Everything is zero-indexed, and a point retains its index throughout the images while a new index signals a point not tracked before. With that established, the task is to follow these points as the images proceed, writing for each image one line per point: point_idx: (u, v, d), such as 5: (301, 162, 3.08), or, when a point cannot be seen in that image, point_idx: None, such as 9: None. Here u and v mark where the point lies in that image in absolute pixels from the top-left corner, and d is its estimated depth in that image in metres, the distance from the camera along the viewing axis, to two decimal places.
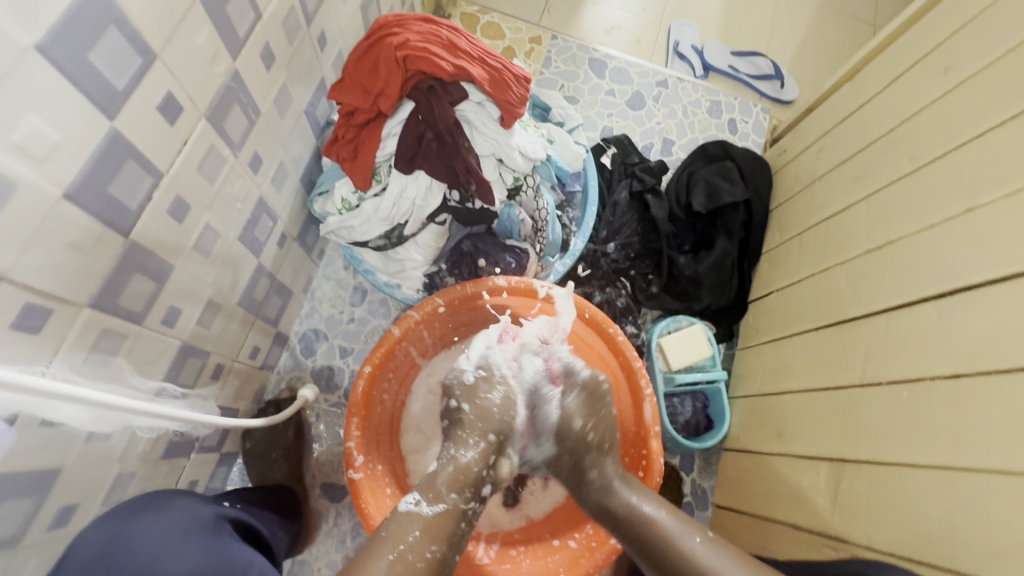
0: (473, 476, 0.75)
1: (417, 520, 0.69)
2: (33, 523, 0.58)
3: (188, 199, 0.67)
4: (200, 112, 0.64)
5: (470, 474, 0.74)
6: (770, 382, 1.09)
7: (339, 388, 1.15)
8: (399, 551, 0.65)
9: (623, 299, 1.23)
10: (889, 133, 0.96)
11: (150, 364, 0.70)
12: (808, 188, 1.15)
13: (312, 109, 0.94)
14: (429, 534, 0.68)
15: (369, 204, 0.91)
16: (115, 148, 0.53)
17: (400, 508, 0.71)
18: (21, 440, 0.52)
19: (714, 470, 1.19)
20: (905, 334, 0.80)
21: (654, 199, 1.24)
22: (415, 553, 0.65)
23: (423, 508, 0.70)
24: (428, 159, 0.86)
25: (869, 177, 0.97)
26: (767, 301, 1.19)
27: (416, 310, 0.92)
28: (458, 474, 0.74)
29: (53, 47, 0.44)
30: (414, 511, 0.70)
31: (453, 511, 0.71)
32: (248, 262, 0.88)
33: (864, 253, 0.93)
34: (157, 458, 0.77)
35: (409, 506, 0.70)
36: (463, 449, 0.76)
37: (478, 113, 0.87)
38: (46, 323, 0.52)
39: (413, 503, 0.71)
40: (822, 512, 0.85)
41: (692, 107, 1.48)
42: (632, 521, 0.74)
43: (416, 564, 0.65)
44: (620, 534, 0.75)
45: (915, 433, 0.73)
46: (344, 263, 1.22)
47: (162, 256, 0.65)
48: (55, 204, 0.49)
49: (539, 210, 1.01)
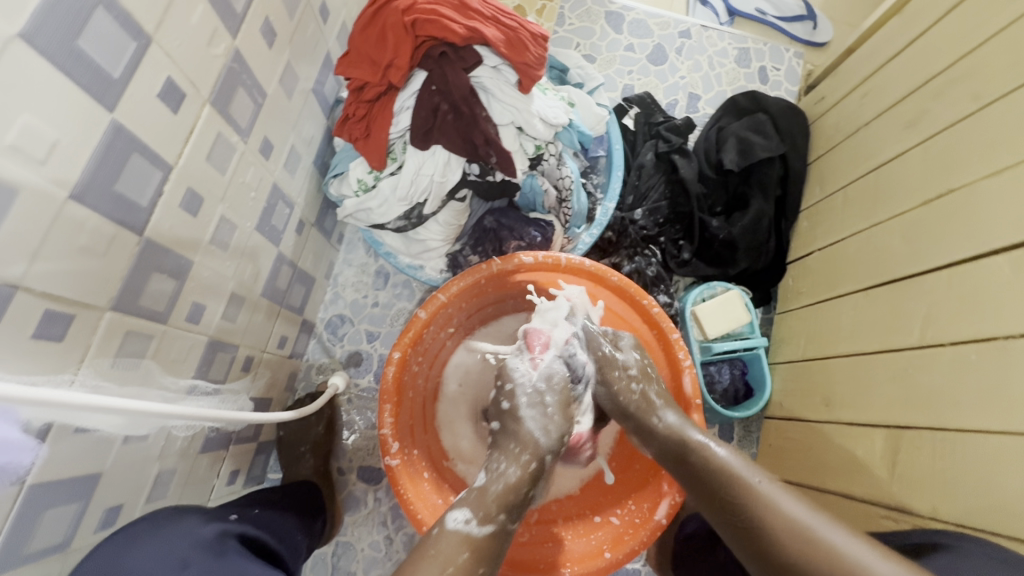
0: (521, 496, 0.67)
1: (463, 540, 0.60)
2: (79, 528, 0.59)
3: (200, 191, 0.64)
4: (204, 97, 0.60)
5: (520, 493, 0.67)
6: (815, 346, 1.04)
7: (369, 372, 1.14)
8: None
9: (653, 268, 1.15)
10: (947, 70, 0.87)
11: (179, 363, 0.69)
12: (851, 137, 1.07)
13: (320, 87, 0.90)
14: (476, 556, 0.59)
15: (386, 183, 0.86)
16: (118, 142, 0.50)
17: (448, 525, 0.62)
18: (55, 451, 0.51)
19: (754, 438, 1.16)
20: (972, 291, 0.74)
21: (682, 159, 1.18)
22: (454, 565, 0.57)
23: (473, 527, 0.61)
24: (445, 132, 0.81)
25: (924, 120, 0.89)
26: (807, 261, 1.12)
27: (443, 292, 0.88)
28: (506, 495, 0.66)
29: (38, 36, 0.41)
30: (463, 531, 0.61)
31: (499, 531, 0.63)
32: (268, 251, 0.85)
33: (920, 205, 0.86)
34: (196, 453, 0.77)
35: (457, 523, 0.61)
36: (513, 465, 0.69)
37: (494, 78, 0.82)
38: (68, 330, 0.50)
39: (462, 522, 0.62)
40: (880, 481, 0.82)
41: (718, 57, 1.38)
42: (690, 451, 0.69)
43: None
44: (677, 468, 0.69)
45: (985, 397, 0.68)
46: (364, 246, 1.20)
47: (180, 253, 0.63)
48: (62, 207, 0.47)
49: (562, 178, 0.96)
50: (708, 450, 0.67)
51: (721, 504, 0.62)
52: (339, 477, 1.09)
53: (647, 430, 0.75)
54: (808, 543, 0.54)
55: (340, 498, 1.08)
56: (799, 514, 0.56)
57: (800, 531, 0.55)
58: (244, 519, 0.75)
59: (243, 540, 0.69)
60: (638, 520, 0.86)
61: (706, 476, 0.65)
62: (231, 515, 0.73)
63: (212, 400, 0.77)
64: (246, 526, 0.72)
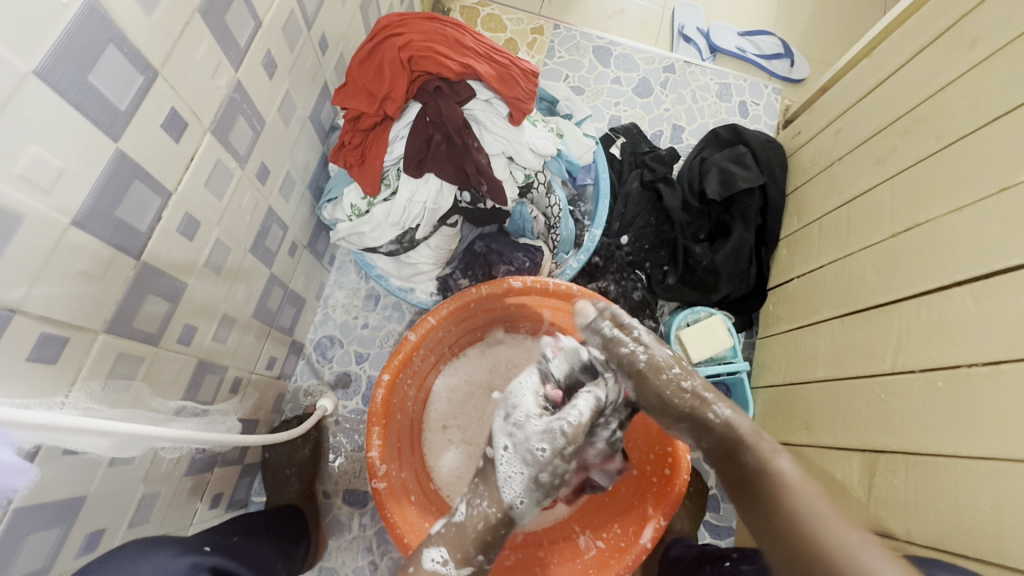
0: (498, 536, 0.72)
1: None
2: (61, 553, 0.58)
3: (197, 216, 0.66)
4: (205, 126, 0.63)
5: (496, 535, 0.72)
6: (794, 370, 1.07)
7: (357, 394, 1.15)
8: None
9: (639, 293, 1.21)
10: (913, 111, 0.92)
11: (169, 384, 0.69)
12: (826, 171, 1.12)
13: (317, 114, 0.93)
14: None
15: (379, 209, 0.89)
16: (120, 171, 0.52)
17: (424, 565, 0.69)
18: (44, 473, 0.51)
19: None
20: (940, 321, 0.77)
21: (666, 187, 1.23)
22: None
23: (449, 570, 0.69)
24: (437, 161, 0.84)
25: (893, 157, 0.94)
26: (787, 288, 1.16)
27: (432, 315, 0.89)
28: (486, 533, 0.71)
29: (52, 73, 0.43)
30: (440, 572, 0.68)
31: (477, 573, 0.70)
32: (260, 273, 0.86)
33: (890, 237, 0.90)
34: (181, 476, 0.77)
35: (434, 565, 0.69)
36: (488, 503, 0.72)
37: (486, 111, 0.86)
38: (62, 353, 0.51)
39: (439, 563, 0.69)
40: (857, 506, 0.84)
41: (701, 91, 1.45)
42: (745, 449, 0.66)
43: None
44: (731, 469, 0.67)
45: (952, 422, 0.71)
46: (355, 269, 1.21)
47: (175, 275, 0.65)
48: (64, 233, 0.48)
49: (550, 207, 1.01)
50: (775, 461, 0.63)
51: (757, 501, 0.61)
52: (324, 500, 1.08)
53: (703, 426, 0.71)
54: (817, 548, 0.53)
55: (324, 522, 1.07)
56: (823, 521, 0.55)
57: (814, 536, 0.54)
58: (216, 550, 0.71)
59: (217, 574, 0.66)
60: (623, 544, 0.86)
61: (762, 489, 0.62)
62: (204, 546, 0.70)
63: (200, 422, 0.77)
64: (218, 556, 0.69)
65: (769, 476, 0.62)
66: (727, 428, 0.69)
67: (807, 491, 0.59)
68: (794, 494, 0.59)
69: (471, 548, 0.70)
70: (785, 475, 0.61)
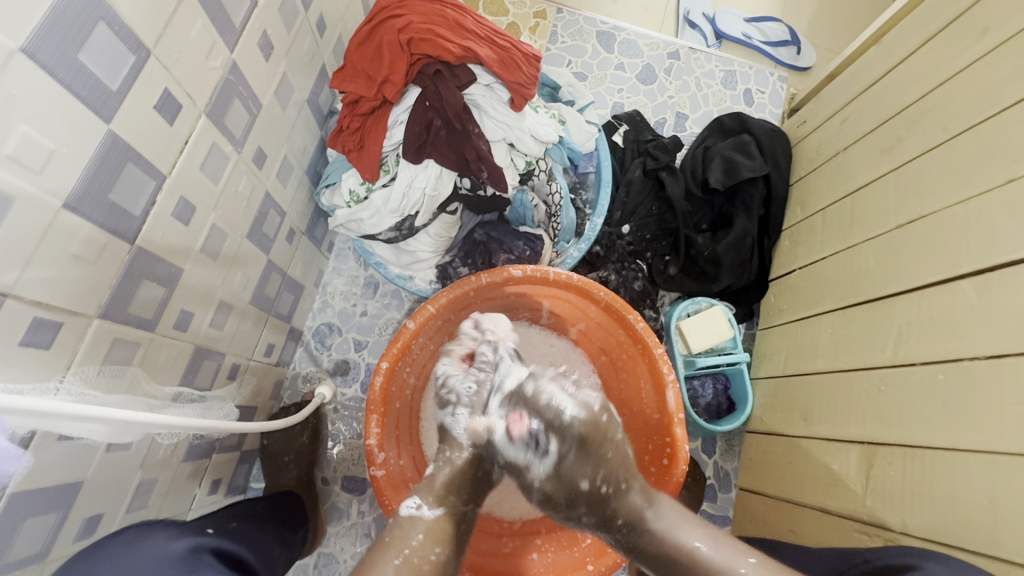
0: (469, 479, 0.74)
1: (418, 522, 0.67)
2: (59, 537, 0.58)
3: (192, 200, 0.65)
4: (199, 109, 0.61)
5: (466, 476, 0.74)
6: (794, 361, 1.06)
7: (356, 381, 1.15)
8: (404, 557, 0.62)
9: (640, 283, 1.20)
10: (921, 101, 0.90)
11: (165, 370, 0.68)
12: (830, 161, 1.10)
13: (315, 98, 0.91)
14: (433, 538, 0.65)
15: (377, 195, 0.87)
16: (112, 153, 0.51)
17: (400, 511, 0.68)
18: (39, 459, 0.51)
19: (736, 452, 1.18)
20: (942, 314, 0.76)
21: (669, 176, 1.21)
22: (420, 557, 0.62)
23: (425, 512, 0.68)
24: (437, 147, 0.83)
25: (899, 147, 0.92)
26: (788, 279, 1.15)
27: (432, 302, 0.89)
28: (457, 476, 0.74)
29: (40, 50, 0.42)
30: (416, 515, 0.67)
31: (452, 513, 0.70)
32: (257, 259, 0.85)
33: (893, 229, 0.89)
34: (179, 462, 0.76)
35: (410, 509, 0.68)
36: (458, 450, 0.76)
37: (488, 96, 0.84)
38: (55, 338, 0.50)
39: (414, 507, 0.68)
40: (854, 498, 0.84)
41: (706, 78, 1.42)
42: (671, 554, 0.66)
43: (422, 567, 0.62)
44: (640, 555, 0.69)
45: (951, 414, 0.71)
46: (354, 256, 1.20)
47: (171, 261, 0.64)
48: (55, 215, 0.47)
49: (551, 195, 0.99)
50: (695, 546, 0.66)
51: None
52: (323, 486, 1.09)
53: (631, 518, 0.69)
54: None
55: (323, 508, 1.07)
56: None
57: None
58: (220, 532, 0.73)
59: (218, 556, 0.66)
60: None
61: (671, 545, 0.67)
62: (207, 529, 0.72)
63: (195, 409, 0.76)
64: (223, 539, 0.70)
65: (702, 562, 0.64)
66: (635, 524, 0.69)
67: (732, 565, 0.63)
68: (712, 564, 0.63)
69: (441, 489, 0.71)
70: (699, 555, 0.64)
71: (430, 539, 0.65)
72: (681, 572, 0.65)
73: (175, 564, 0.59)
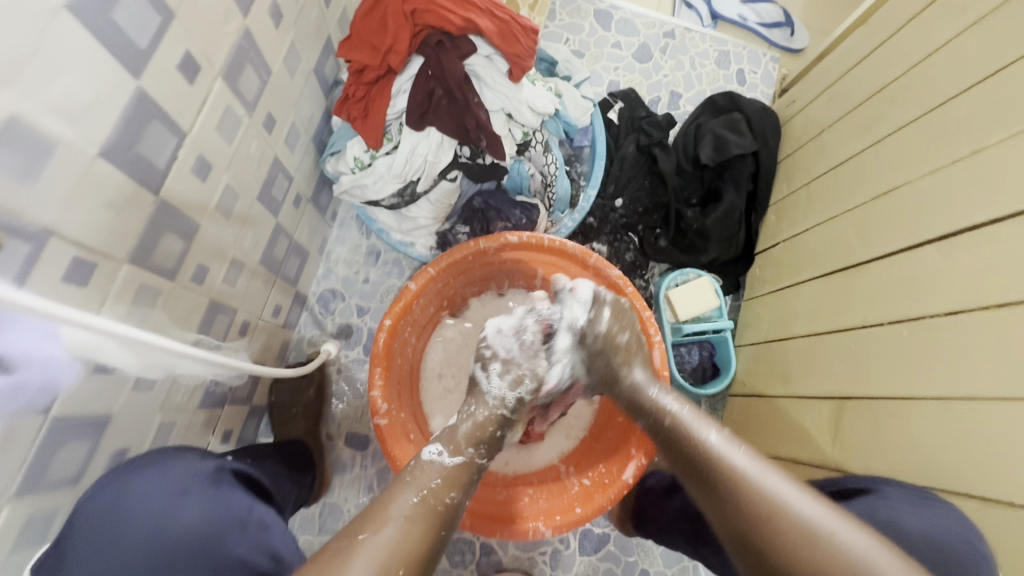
0: (489, 435, 0.76)
1: (438, 469, 0.69)
2: (91, 465, 0.63)
3: (209, 158, 0.69)
4: (216, 71, 0.65)
5: (486, 432, 0.76)
6: (775, 328, 1.12)
7: (358, 344, 1.20)
8: (422, 496, 0.64)
9: (630, 254, 1.25)
10: (901, 78, 0.95)
11: (184, 319, 0.73)
12: (816, 138, 1.15)
13: (320, 68, 0.95)
14: (449, 483, 0.67)
15: (381, 162, 0.92)
16: (140, 108, 0.55)
17: (423, 456, 0.71)
18: (76, 387, 0.56)
19: (719, 416, 1.24)
20: (910, 277, 0.82)
21: (661, 152, 1.27)
22: (436, 498, 0.64)
23: (445, 459, 0.70)
24: (439, 115, 0.88)
25: (880, 123, 0.97)
26: (772, 251, 1.20)
27: (433, 265, 0.94)
28: (476, 431, 0.76)
29: (79, 7, 0.46)
30: (436, 461, 0.70)
31: (470, 464, 0.72)
32: (266, 220, 0.90)
33: (871, 200, 0.94)
34: (195, 408, 0.82)
35: (432, 455, 0.71)
36: (482, 407, 0.79)
37: (487, 67, 0.89)
38: (90, 277, 0.55)
39: (435, 455, 0.71)
40: (824, 450, 0.90)
41: (700, 58, 1.46)
42: (716, 471, 0.65)
43: (438, 508, 0.64)
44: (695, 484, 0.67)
45: (913, 367, 0.77)
46: (357, 226, 1.25)
47: (190, 214, 0.68)
48: (91, 162, 0.51)
49: (547, 165, 1.04)
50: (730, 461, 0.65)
51: None
52: (327, 442, 1.15)
53: (674, 444, 0.71)
54: (810, 549, 0.54)
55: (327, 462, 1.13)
56: (813, 514, 0.57)
57: (802, 529, 0.56)
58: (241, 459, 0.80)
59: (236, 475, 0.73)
60: (607, 481, 0.93)
61: (728, 489, 0.62)
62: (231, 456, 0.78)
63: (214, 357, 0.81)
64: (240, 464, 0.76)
65: (756, 497, 0.60)
66: (678, 424, 0.72)
67: (759, 472, 0.63)
68: (742, 479, 0.62)
69: (463, 440, 0.73)
70: (739, 471, 0.63)
71: (445, 483, 0.67)
72: (715, 484, 0.64)
73: (204, 480, 0.66)
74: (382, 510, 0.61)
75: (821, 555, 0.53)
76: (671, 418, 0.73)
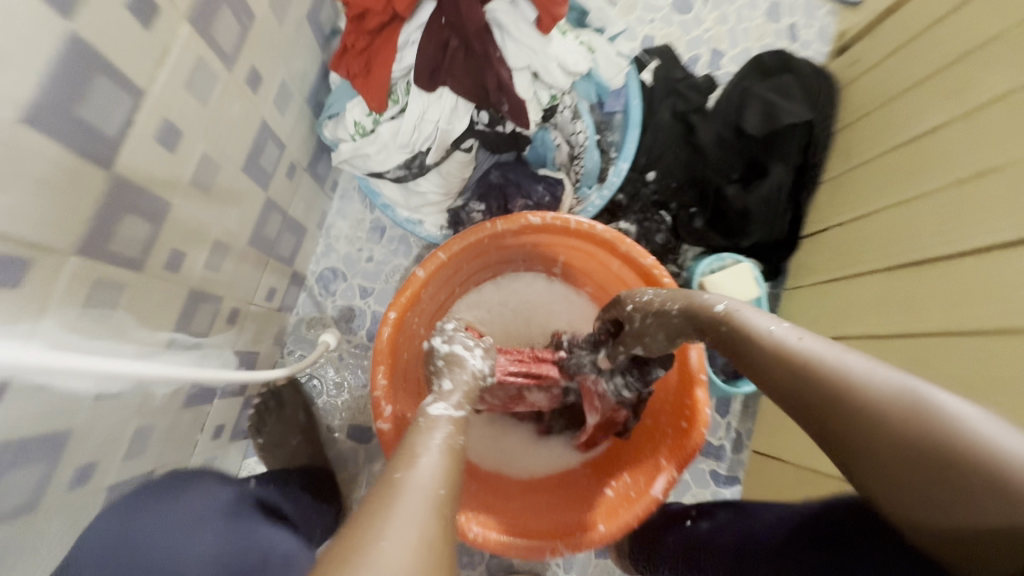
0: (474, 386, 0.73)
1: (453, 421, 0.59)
2: (49, 486, 0.55)
3: (179, 124, 0.57)
4: (182, 13, 0.53)
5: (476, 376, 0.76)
6: (825, 323, 1.01)
7: (360, 329, 1.11)
8: (446, 438, 0.53)
9: (662, 236, 1.13)
10: (1000, 34, 0.79)
11: (158, 314, 0.63)
12: (888, 105, 0.99)
13: (315, 14, 0.81)
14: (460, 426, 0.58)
15: (386, 128, 0.80)
16: (76, 61, 0.43)
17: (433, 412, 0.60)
18: (15, 407, 0.46)
19: (752, 416, 1.14)
20: (1010, 278, 0.69)
21: (699, 119, 1.14)
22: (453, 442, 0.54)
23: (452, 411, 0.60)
24: (453, 72, 0.75)
25: (972, 88, 0.81)
26: (826, 235, 1.07)
27: (443, 250, 0.83)
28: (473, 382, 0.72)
29: None
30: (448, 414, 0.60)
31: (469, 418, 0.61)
32: (254, 196, 0.79)
33: (957, 182, 0.80)
34: (178, 408, 0.73)
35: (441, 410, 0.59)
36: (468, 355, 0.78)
37: (511, 14, 0.75)
38: (25, 275, 0.44)
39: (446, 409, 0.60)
40: None
41: (747, 10, 1.29)
42: (728, 338, 0.54)
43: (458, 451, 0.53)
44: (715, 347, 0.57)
45: (1004, 385, 0.66)
46: (360, 198, 1.13)
47: (156, 192, 0.57)
48: (11, 131, 0.40)
49: (575, 134, 0.91)
50: (734, 321, 0.54)
51: (859, 437, 0.44)
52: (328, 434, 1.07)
53: (661, 321, 0.62)
54: (869, 418, 0.43)
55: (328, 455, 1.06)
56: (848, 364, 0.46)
57: (842, 386, 0.45)
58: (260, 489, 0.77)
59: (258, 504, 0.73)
60: (632, 494, 0.84)
61: (738, 345, 0.53)
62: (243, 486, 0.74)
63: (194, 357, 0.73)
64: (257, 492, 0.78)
65: (770, 355, 0.50)
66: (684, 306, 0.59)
67: (756, 321, 0.53)
68: (756, 333, 0.52)
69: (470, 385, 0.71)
70: (752, 330, 0.52)
71: (456, 427, 0.58)
72: (733, 349, 0.54)
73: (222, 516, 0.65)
74: (404, 452, 0.50)
75: (878, 403, 0.43)
76: (722, 305, 0.56)
